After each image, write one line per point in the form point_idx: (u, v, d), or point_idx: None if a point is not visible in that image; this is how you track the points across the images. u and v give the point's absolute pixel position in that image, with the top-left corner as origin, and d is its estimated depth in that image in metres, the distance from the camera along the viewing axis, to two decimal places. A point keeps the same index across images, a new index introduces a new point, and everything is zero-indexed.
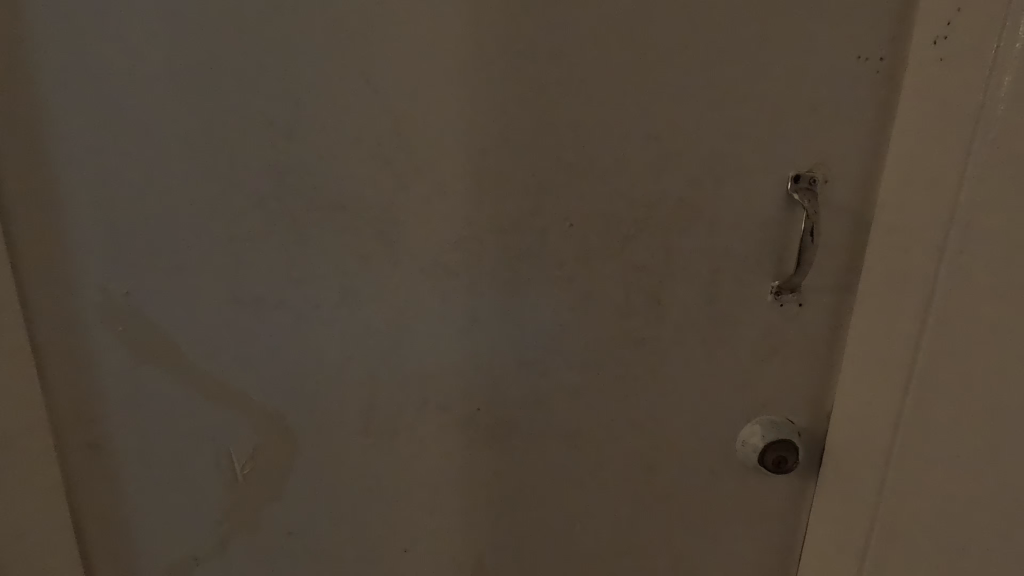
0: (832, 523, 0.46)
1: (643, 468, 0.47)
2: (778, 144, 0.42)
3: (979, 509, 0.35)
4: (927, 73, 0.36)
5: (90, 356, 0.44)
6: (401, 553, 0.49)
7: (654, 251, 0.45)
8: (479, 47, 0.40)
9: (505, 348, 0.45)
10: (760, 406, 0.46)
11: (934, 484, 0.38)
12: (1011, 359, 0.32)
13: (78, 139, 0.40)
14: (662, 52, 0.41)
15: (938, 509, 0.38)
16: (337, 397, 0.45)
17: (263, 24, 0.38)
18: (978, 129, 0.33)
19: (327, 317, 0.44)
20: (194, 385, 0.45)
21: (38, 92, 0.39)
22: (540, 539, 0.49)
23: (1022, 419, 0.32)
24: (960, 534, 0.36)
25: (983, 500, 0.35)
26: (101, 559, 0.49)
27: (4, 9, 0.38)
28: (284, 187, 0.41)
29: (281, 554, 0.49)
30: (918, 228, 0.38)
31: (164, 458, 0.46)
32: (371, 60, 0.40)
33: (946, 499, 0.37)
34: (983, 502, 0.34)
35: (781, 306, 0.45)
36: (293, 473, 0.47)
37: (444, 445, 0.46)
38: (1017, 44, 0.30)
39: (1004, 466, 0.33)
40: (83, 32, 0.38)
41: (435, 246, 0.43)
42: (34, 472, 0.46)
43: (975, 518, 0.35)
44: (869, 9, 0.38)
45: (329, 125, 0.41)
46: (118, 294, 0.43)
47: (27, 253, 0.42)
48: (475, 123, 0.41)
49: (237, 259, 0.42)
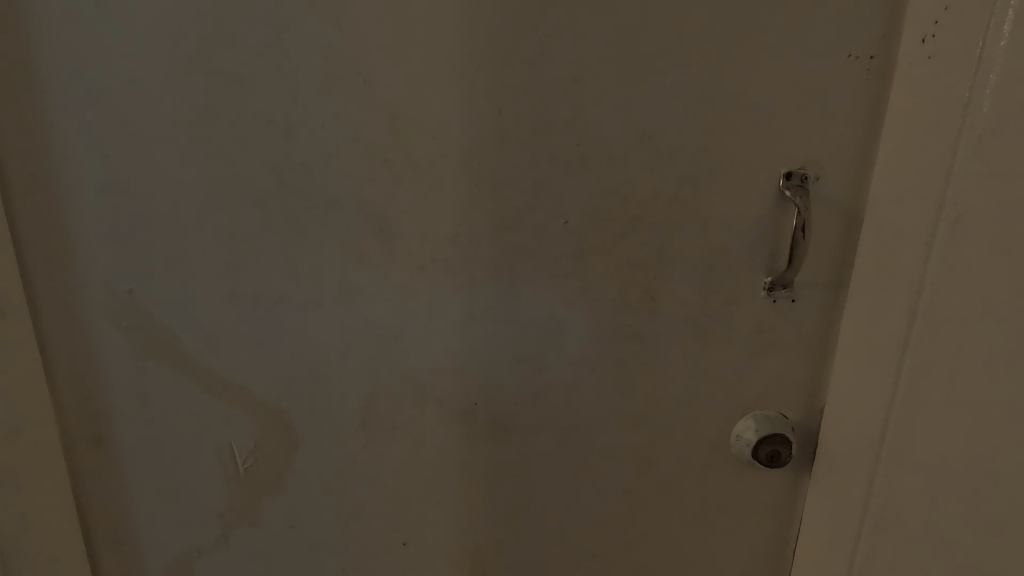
0: (825, 512, 0.48)
1: (637, 459, 0.49)
2: (769, 142, 0.41)
3: (968, 500, 0.36)
4: (914, 73, 0.38)
5: (97, 351, 0.48)
6: (400, 545, 0.53)
7: (641, 252, 0.44)
8: (464, 49, 0.40)
9: (496, 345, 0.47)
10: (754, 401, 0.47)
11: (924, 474, 0.39)
12: (1000, 350, 0.33)
13: (81, 148, 0.43)
14: (645, 51, 0.40)
15: (928, 501, 0.39)
16: (338, 391, 0.48)
17: (253, 35, 0.41)
18: (964, 125, 0.35)
19: (322, 315, 0.46)
20: (198, 380, 0.48)
21: (42, 103, 0.42)
22: (535, 526, 0.52)
23: (1010, 411, 0.33)
24: (949, 523, 0.37)
25: (974, 490, 0.35)
26: (107, 549, 0.54)
27: (13, 29, 0.41)
28: (279, 190, 0.44)
29: (283, 544, 0.53)
30: (908, 223, 0.39)
31: (169, 448, 0.50)
32: (351, 75, 0.41)
33: (935, 489, 0.38)
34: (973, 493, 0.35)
35: (774, 302, 0.45)
36: (293, 468, 0.51)
37: (444, 436, 0.49)
38: (1001, 42, 0.32)
39: (993, 458, 0.34)
40: (89, 63, 0.41)
41: (422, 245, 0.45)
42: (51, 461, 0.50)
43: (964, 509, 0.36)
44: (859, 8, 0.38)
45: (312, 140, 0.43)
46: (122, 293, 0.46)
47: (35, 255, 0.46)
48: (460, 125, 0.42)
49: (235, 268, 0.46)
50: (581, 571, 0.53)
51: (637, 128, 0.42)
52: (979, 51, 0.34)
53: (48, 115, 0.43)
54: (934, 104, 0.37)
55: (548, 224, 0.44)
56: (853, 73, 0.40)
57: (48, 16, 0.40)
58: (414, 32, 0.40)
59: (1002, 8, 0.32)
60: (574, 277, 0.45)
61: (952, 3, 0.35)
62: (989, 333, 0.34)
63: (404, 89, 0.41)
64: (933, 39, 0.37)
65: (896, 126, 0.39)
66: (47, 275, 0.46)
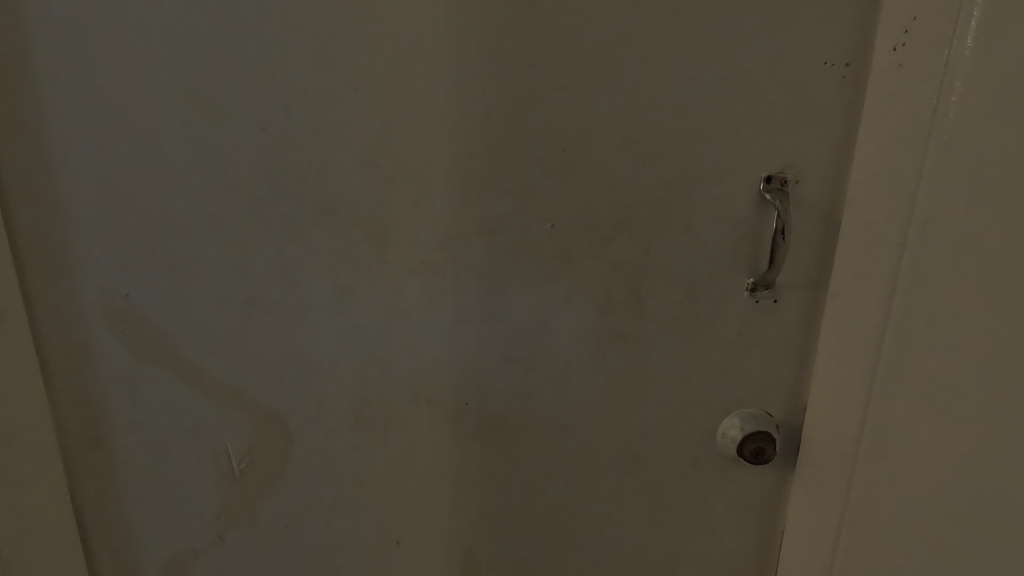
0: (808, 508, 0.49)
1: (626, 458, 0.50)
2: (749, 146, 0.42)
3: (939, 493, 0.37)
4: (888, 79, 0.39)
5: (94, 354, 0.49)
6: (394, 544, 0.54)
7: (626, 255, 0.45)
8: (453, 58, 0.41)
9: (487, 346, 0.48)
10: (739, 399, 0.48)
11: (898, 469, 0.40)
12: (968, 348, 0.35)
13: (77, 154, 0.44)
14: (627, 57, 0.41)
15: (901, 494, 0.40)
16: (333, 392, 0.49)
17: (247, 43, 0.42)
18: (933, 130, 0.36)
19: (317, 317, 0.47)
20: (194, 381, 0.49)
21: (39, 111, 0.43)
22: (527, 524, 0.53)
23: (976, 406, 0.34)
24: (921, 516, 0.39)
25: (944, 483, 0.37)
26: (104, 548, 0.55)
27: (12, 39, 0.42)
28: (273, 194, 0.45)
29: (279, 544, 0.54)
30: (883, 225, 0.40)
31: (166, 449, 0.51)
32: (342, 83, 0.42)
33: (906, 482, 0.40)
34: (944, 485, 0.37)
35: (757, 302, 0.46)
36: (289, 468, 0.52)
37: (436, 436, 0.50)
38: (965, 51, 0.34)
39: (961, 453, 0.35)
40: (84, 72, 0.42)
41: (413, 248, 0.46)
42: (48, 462, 0.51)
43: (934, 501, 0.38)
44: (835, 17, 0.40)
45: (303, 146, 0.44)
46: (118, 296, 0.47)
47: (33, 261, 0.46)
48: (450, 131, 0.43)
49: (230, 272, 0.46)
50: (572, 568, 0.54)
51: (620, 134, 0.43)
52: (946, 58, 0.35)
53: (45, 124, 0.44)
54: (904, 111, 0.38)
55: (535, 228, 0.45)
56: (830, 80, 0.41)
57: (45, 25, 0.41)
58: (402, 40, 0.41)
59: (965, 19, 0.34)
60: (561, 279, 0.46)
61: (920, 13, 0.37)
62: (959, 333, 0.35)
63: (393, 96, 0.42)
64: (904, 47, 0.38)
65: (871, 130, 0.41)
66: (46, 281, 0.47)
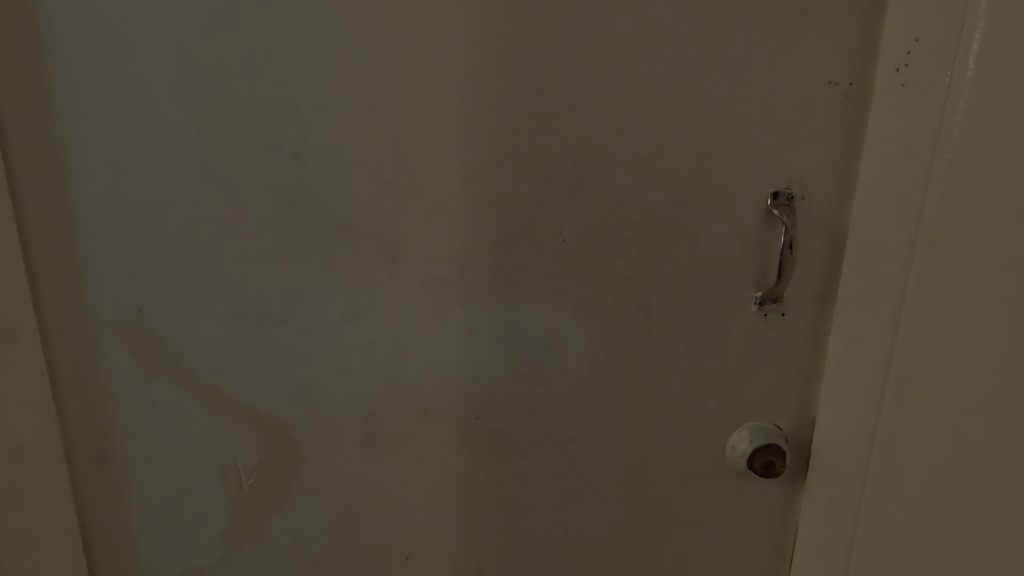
0: (820, 523, 0.49)
1: (636, 473, 0.50)
2: (756, 163, 0.43)
3: (950, 508, 0.37)
4: (892, 97, 0.40)
5: (104, 370, 0.49)
6: (403, 560, 0.53)
7: (636, 269, 0.45)
8: (466, 78, 0.42)
9: (498, 360, 0.48)
10: (747, 413, 0.49)
11: (910, 483, 0.40)
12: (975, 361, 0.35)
13: (92, 173, 0.45)
14: (636, 77, 0.42)
15: (913, 509, 0.40)
16: (344, 407, 0.49)
17: (263, 63, 0.42)
18: (938, 147, 0.37)
19: (328, 330, 0.48)
20: (204, 396, 0.49)
21: (56, 130, 0.44)
22: (538, 539, 0.52)
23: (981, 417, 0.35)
24: (934, 532, 0.39)
25: (954, 498, 0.37)
26: (106, 567, 0.54)
27: (31, 60, 0.43)
28: (287, 211, 0.45)
29: (286, 561, 0.54)
30: (889, 240, 0.41)
31: (174, 465, 0.51)
32: (357, 102, 0.43)
33: (917, 497, 0.40)
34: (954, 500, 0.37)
35: (765, 316, 0.46)
36: (297, 484, 0.51)
37: (446, 451, 0.50)
38: (967, 72, 0.35)
39: (973, 467, 0.36)
40: (102, 92, 0.43)
41: (425, 264, 0.46)
42: (53, 478, 0.50)
43: (946, 516, 0.38)
44: (838, 38, 0.41)
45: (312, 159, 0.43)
46: (130, 312, 0.47)
47: (45, 275, 0.47)
48: (462, 148, 0.44)
49: (241, 288, 0.47)
50: None
51: (629, 151, 0.43)
52: (948, 79, 0.36)
53: (60, 142, 0.44)
54: (908, 129, 0.39)
55: (546, 242, 0.45)
56: (834, 99, 0.42)
57: (64, 46, 0.42)
58: (412, 58, 0.42)
59: (966, 42, 0.35)
60: (571, 293, 0.46)
61: (922, 35, 0.38)
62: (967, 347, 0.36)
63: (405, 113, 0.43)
64: (906, 68, 0.39)
65: (875, 147, 0.42)
66: (57, 296, 0.47)
